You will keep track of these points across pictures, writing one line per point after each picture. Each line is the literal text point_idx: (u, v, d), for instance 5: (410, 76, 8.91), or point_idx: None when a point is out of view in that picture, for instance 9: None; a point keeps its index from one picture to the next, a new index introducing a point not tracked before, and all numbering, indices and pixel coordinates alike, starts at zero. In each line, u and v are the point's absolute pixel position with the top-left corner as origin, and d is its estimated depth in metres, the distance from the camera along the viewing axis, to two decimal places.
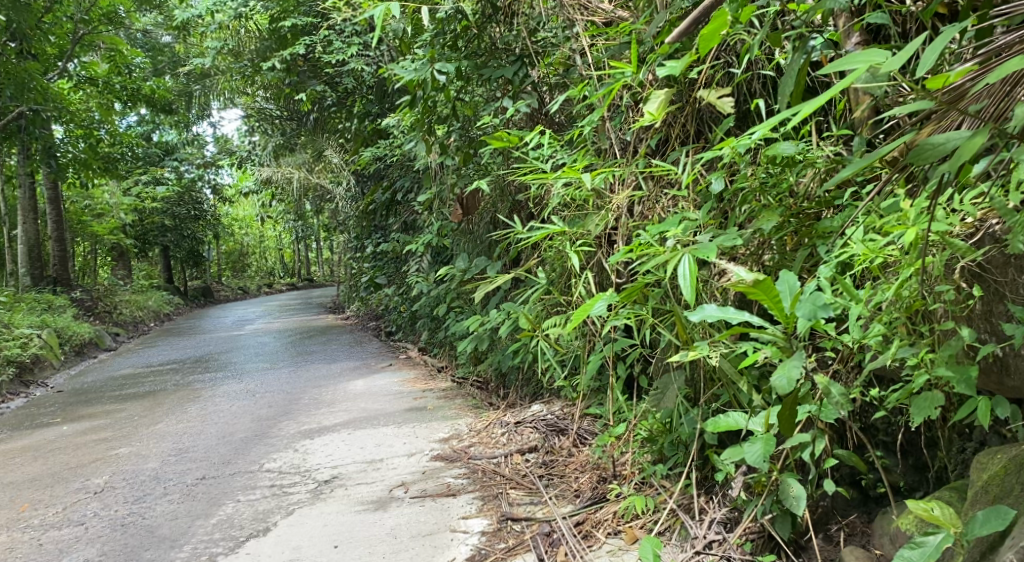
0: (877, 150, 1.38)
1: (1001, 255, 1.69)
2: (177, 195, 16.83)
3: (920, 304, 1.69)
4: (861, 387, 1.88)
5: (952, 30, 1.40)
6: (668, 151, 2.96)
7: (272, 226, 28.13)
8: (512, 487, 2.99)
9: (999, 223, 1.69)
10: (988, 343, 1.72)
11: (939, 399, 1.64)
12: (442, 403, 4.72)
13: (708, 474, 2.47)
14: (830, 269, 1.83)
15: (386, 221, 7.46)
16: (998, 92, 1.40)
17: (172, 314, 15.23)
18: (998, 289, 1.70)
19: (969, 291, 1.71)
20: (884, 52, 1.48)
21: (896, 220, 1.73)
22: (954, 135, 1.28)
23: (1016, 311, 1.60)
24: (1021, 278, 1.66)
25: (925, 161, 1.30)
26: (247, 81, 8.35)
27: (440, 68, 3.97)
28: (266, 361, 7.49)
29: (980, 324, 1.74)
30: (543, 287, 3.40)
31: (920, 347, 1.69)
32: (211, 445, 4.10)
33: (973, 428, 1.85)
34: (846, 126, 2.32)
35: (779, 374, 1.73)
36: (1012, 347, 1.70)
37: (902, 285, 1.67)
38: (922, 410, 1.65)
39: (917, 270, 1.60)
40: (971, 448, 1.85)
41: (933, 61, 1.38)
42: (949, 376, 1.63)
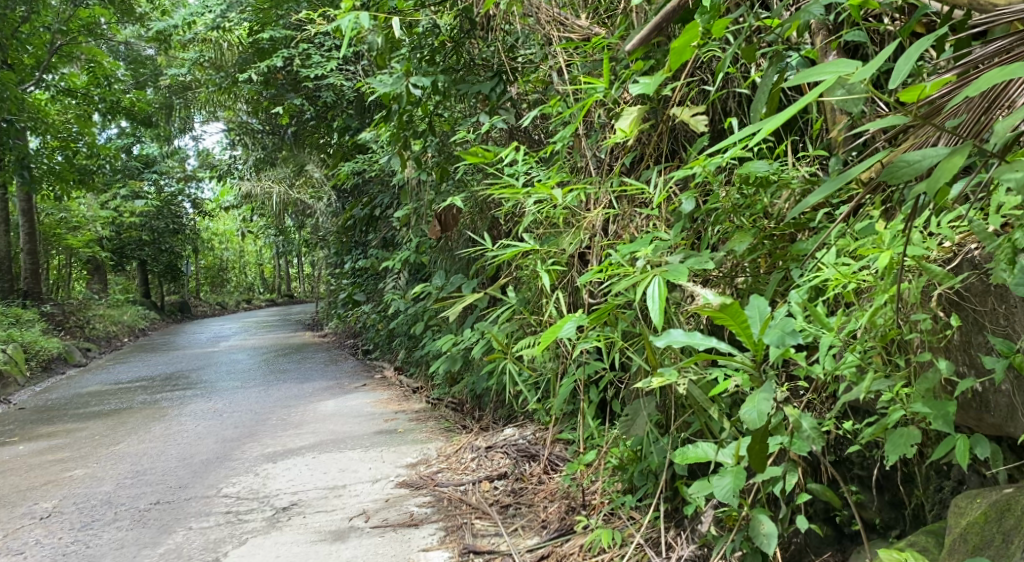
0: (850, 169, 1.30)
1: (980, 283, 1.60)
2: (156, 209, 16.63)
3: (895, 334, 1.59)
4: (835, 419, 1.79)
5: (929, 40, 1.31)
6: (642, 170, 2.87)
7: (254, 241, 27.89)
8: (477, 517, 2.87)
9: (979, 247, 1.60)
10: (966, 376, 1.63)
11: (915, 436, 1.54)
12: (413, 425, 4.58)
13: (678, 506, 2.37)
14: (802, 295, 1.74)
15: (364, 237, 7.33)
16: (977, 107, 1.33)
17: (147, 329, 14.98)
18: (977, 319, 1.60)
19: (946, 321, 1.62)
20: (854, 63, 1.39)
21: (871, 244, 1.65)
22: (930, 153, 1.20)
23: (996, 342, 1.51)
24: (1002, 308, 1.56)
25: (899, 180, 1.21)
26: (226, 94, 8.23)
27: (415, 82, 3.88)
28: (239, 379, 7.32)
29: (958, 355, 1.65)
30: (514, 307, 3.30)
31: (896, 380, 1.59)
32: (170, 467, 3.95)
33: (950, 466, 1.74)
34: (823, 146, 2.24)
35: (747, 406, 1.62)
36: (991, 382, 1.61)
37: (876, 312, 1.57)
38: (898, 447, 1.55)
39: (893, 298, 1.51)
40: (949, 488, 1.74)
41: (907, 73, 1.29)
42: (926, 412, 1.53)
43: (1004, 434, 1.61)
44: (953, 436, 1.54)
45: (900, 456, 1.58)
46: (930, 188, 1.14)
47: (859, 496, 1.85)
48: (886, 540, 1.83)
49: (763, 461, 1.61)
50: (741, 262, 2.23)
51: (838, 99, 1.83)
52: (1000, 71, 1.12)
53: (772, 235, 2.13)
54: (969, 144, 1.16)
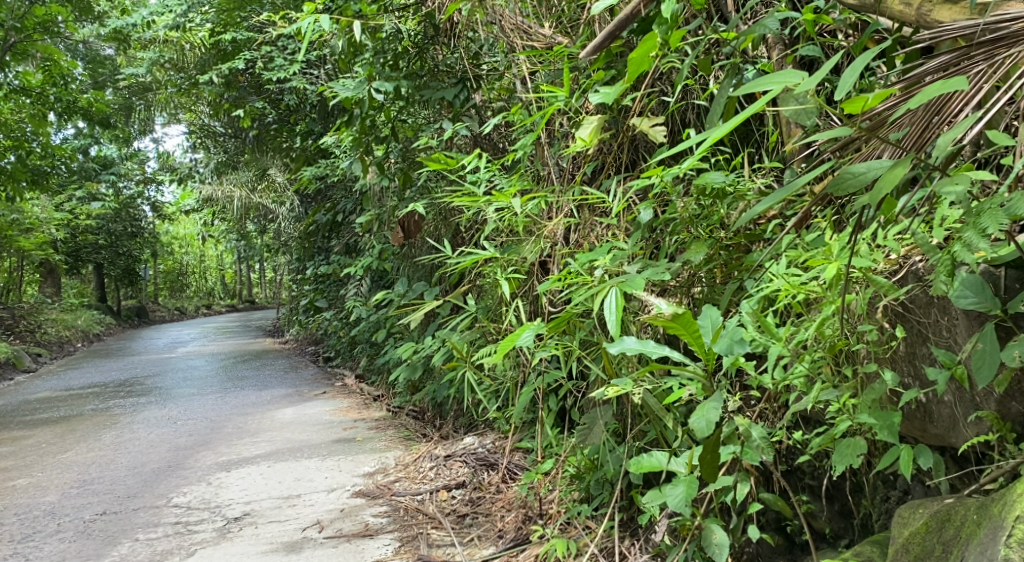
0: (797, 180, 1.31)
1: (924, 295, 1.62)
2: (113, 212, 16.33)
3: (842, 344, 1.61)
4: (785, 429, 1.80)
5: (871, 53, 1.32)
6: (603, 179, 2.87)
7: (215, 246, 27.48)
8: (433, 526, 2.85)
9: (923, 260, 1.62)
10: (910, 387, 1.65)
11: (861, 446, 1.55)
12: (372, 434, 4.53)
13: (633, 515, 2.38)
14: (753, 305, 1.75)
15: (326, 243, 7.25)
16: (922, 120, 1.33)
17: (103, 334, 14.67)
18: (922, 331, 1.63)
19: (892, 332, 1.65)
20: (801, 73, 1.41)
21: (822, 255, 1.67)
22: (874, 165, 1.21)
23: (939, 353, 1.52)
24: (944, 319, 1.58)
25: (846, 192, 1.22)
26: (186, 96, 8.11)
27: (378, 86, 3.91)
28: (196, 386, 7.18)
29: (903, 366, 1.67)
30: (474, 315, 3.28)
31: (843, 391, 1.60)
32: (118, 476, 3.86)
33: (897, 476, 1.75)
34: (778, 158, 2.27)
35: (697, 416, 1.63)
36: (935, 393, 1.64)
37: (823, 323, 1.58)
38: (844, 457, 1.56)
39: (839, 309, 1.52)
40: (895, 498, 1.75)
41: (852, 83, 1.31)
42: (871, 423, 1.55)
43: (946, 444, 1.64)
44: (897, 446, 1.56)
45: (846, 466, 1.59)
46: (874, 199, 1.15)
47: (807, 505, 1.86)
48: (835, 549, 1.84)
49: (714, 470, 1.62)
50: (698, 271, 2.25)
51: (791, 112, 1.86)
52: (941, 84, 1.14)
53: (727, 246, 2.16)
54: (912, 158, 1.17)
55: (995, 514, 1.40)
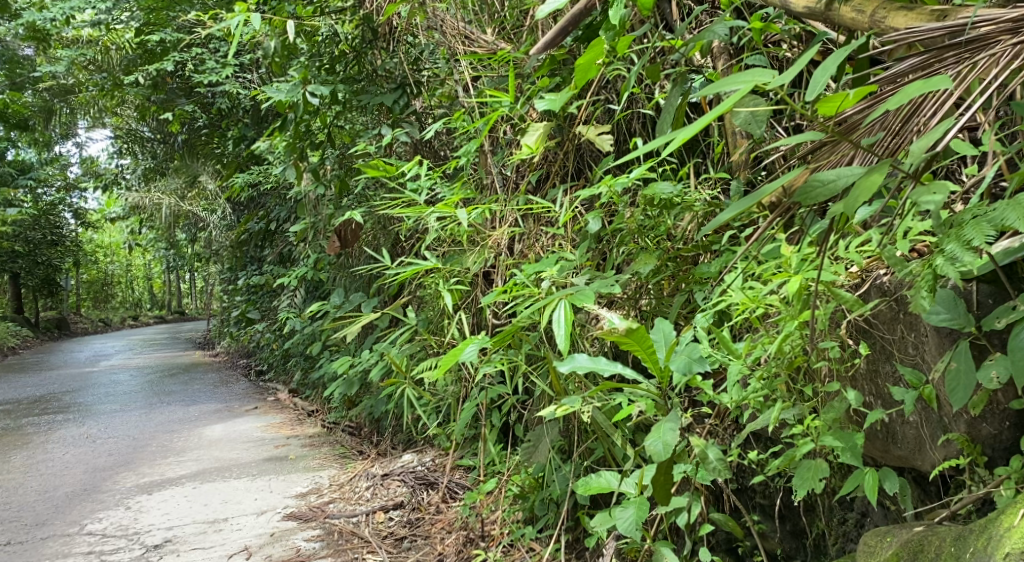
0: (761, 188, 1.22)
1: (889, 310, 1.59)
2: (32, 219, 15.64)
3: (802, 361, 1.56)
4: (738, 447, 1.75)
5: (846, 51, 1.24)
6: (548, 188, 2.79)
7: (142, 255, 26.60)
8: (369, 551, 2.72)
9: (887, 273, 1.59)
10: (874, 406, 1.62)
11: (823, 470, 1.49)
12: (306, 451, 4.36)
13: (580, 536, 2.32)
14: (708, 318, 1.69)
15: (259, 252, 7.02)
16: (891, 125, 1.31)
17: (20, 347, 13.99)
18: (886, 348, 1.59)
19: (855, 349, 1.61)
20: (771, 71, 1.24)
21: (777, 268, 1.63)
22: (846, 172, 1.15)
23: (905, 373, 1.49)
24: (911, 336, 1.55)
25: (815, 201, 1.16)
26: (110, 99, 7.78)
27: (313, 90, 3.77)
28: (118, 402, 6.86)
29: (865, 385, 1.64)
30: (414, 327, 3.16)
31: (803, 409, 1.55)
32: (29, 503, 3.62)
33: (854, 498, 1.70)
34: (725, 169, 2.25)
35: (653, 438, 1.55)
36: (899, 413, 1.61)
37: (785, 340, 1.51)
38: (805, 481, 1.50)
39: (802, 324, 1.45)
40: (852, 520, 1.70)
41: (824, 83, 1.22)
42: (834, 445, 1.49)
43: (911, 466, 1.62)
44: (861, 470, 1.50)
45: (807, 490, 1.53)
46: (848, 208, 1.08)
47: (760, 526, 1.82)
48: None
49: (665, 492, 1.56)
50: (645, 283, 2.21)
51: (742, 123, 1.83)
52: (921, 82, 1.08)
53: (674, 258, 2.13)
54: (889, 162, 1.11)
55: (978, 548, 1.32)
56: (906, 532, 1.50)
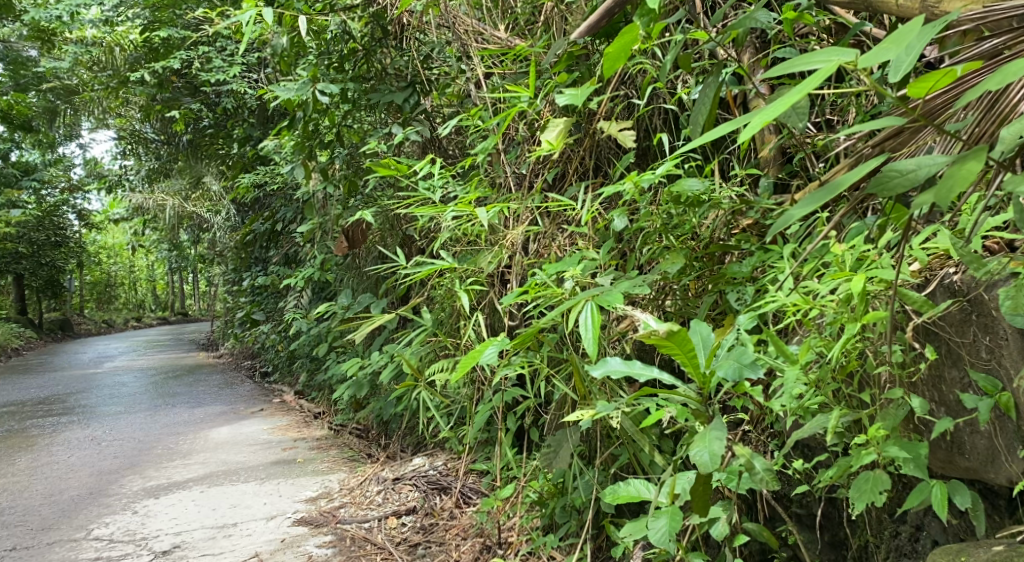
0: (835, 181, 1.09)
1: (960, 312, 1.53)
2: (36, 220, 15.62)
3: (855, 365, 1.52)
4: (782, 456, 1.69)
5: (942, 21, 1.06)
6: (566, 186, 2.71)
7: (146, 256, 26.58)
8: (383, 558, 2.66)
9: (957, 272, 1.56)
10: (937, 413, 1.57)
11: (884, 481, 1.43)
12: (314, 454, 4.29)
13: (602, 544, 2.26)
14: (750, 321, 1.63)
15: (265, 253, 6.95)
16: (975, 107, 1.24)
17: (23, 348, 13.96)
18: (955, 351, 1.54)
19: (921, 353, 1.55)
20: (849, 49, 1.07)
21: (831, 272, 1.59)
22: (926, 161, 1.10)
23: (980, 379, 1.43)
24: (986, 339, 1.49)
25: (891, 191, 1.12)
26: (115, 99, 7.73)
27: (323, 88, 3.69)
28: (123, 403, 6.79)
29: (927, 391, 1.58)
30: (429, 329, 3.08)
31: (861, 416, 1.49)
32: (35, 507, 3.60)
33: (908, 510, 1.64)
34: (751, 164, 2.18)
35: (699, 447, 1.48)
36: (968, 422, 1.54)
37: (848, 342, 1.45)
38: (864, 494, 1.44)
39: (869, 325, 1.40)
40: (906, 533, 1.64)
41: (912, 64, 1.07)
42: (900, 456, 1.43)
43: (979, 477, 1.54)
44: (929, 483, 1.44)
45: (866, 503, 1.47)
46: (941, 198, 1.03)
47: (800, 537, 1.75)
48: None
49: (705, 503, 1.50)
50: (670, 283, 2.13)
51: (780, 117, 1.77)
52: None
53: (700, 257, 2.06)
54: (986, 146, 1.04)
55: None
56: (982, 552, 1.44)
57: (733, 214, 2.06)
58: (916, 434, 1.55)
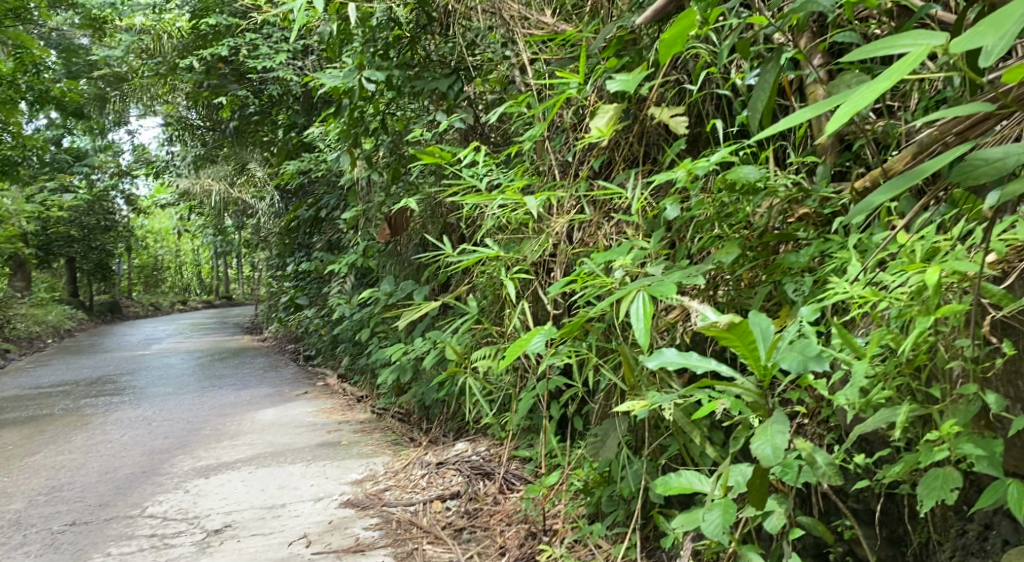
0: (918, 169, 1.10)
1: None
2: (87, 204, 16.00)
3: (925, 359, 1.51)
4: (843, 452, 1.68)
5: None
6: (613, 174, 2.65)
7: (191, 240, 27.04)
8: (428, 541, 2.67)
9: None
10: (1014, 410, 1.52)
11: (955, 480, 1.43)
12: (358, 437, 4.33)
13: (651, 533, 2.26)
14: (813, 313, 1.61)
15: (309, 239, 7.02)
16: None
17: (75, 329, 14.35)
18: None
19: (997, 348, 1.51)
20: (941, 32, 1.08)
21: (899, 263, 1.56)
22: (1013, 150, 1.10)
23: None
24: None
25: (977, 180, 1.12)
26: (163, 87, 7.87)
27: (369, 76, 3.67)
28: (171, 385, 6.94)
29: (1001, 387, 1.54)
30: (473, 317, 3.05)
31: (931, 410, 1.48)
32: (91, 483, 3.71)
33: (975, 508, 1.60)
34: (807, 152, 2.11)
35: (760, 441, 1.51)
36: None
37: (921, 334, 1.43)
38: (934, 492, 1.44)
39: (946, 318, 1.38)
40: (974, 532, 1.60)
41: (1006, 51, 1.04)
42: (974, 455, 1.41)
43: None
44: (1002, 482, 1.42)
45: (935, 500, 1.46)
46: None
47: (859, 532, 1.73)
48: None
49: (762, 496, 1.56)
50: (722, 274, 2.08)
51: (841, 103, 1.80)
52: None
53: (754, 247, 2.02)
54: None
55: None
56: None
57: (790, 203, 2.00)
58: (989, 431, 1.51)
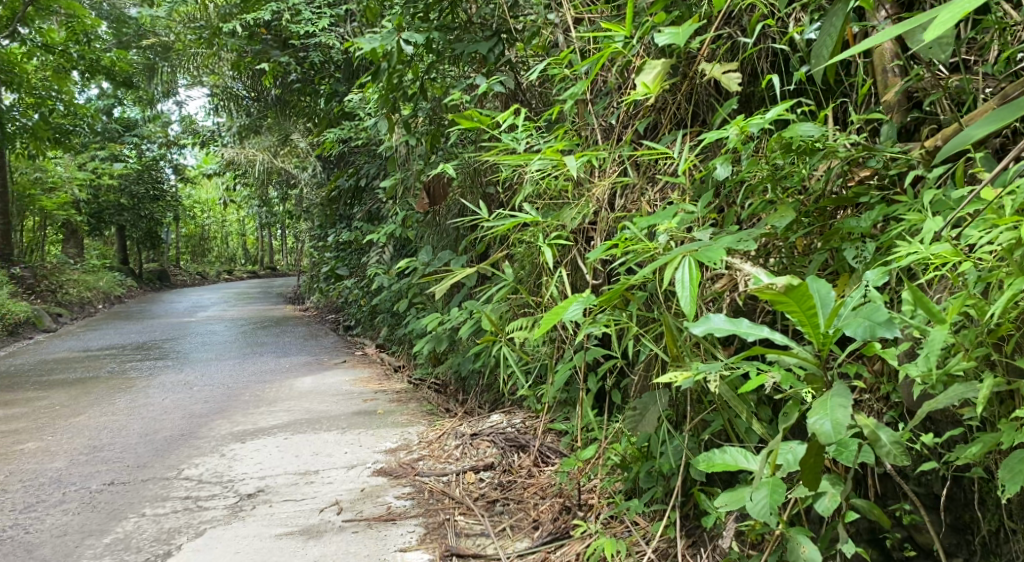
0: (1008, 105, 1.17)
1: None
2: (136, 173, 16.24)
3: (1009, 329, 1.43)
4: (908, 429, 1.61)
5: None
6: (659, 136, 2.52)
7: (236, 211, 27.37)
8: (460, 513, 2.61)
9: None
10: None
11: None
12: (394, 407, 4.29)
13: (689, 513, 2.14)
14: (881, 276, 1.55)
15: (349, 209, 6.99)
16: None
17: (125, 296, 14.62)
18: None
19: None
20: None
21: (983, 221, 1.49)
22: None
23: None
24: None
25: None
26: (209, 55, 7.89)
27: (407, 37, 3.53)
28: (213, 351, 7.01)
29: None
30: (510, 285, 2.96)
31: (1015, 384, 1.42)
32: (131, 444, 3.74)
33: None
34: (870, 111, 1.96)
35: (819, 415, 1.44)
36: None
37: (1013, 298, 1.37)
38: (1017, 474, 1.38)
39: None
40: None
41: None
42: None
43: None
44: None
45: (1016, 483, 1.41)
46: None
47: (922, 517, 1.63)
48: None
49: (815, 475, 1.49)
50: (774, 240, 1.96)
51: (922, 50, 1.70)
52: None
53: (810, 212, 1.90)
54: None
55: None
56: None
57: (850, 164, 1.87)
58: None
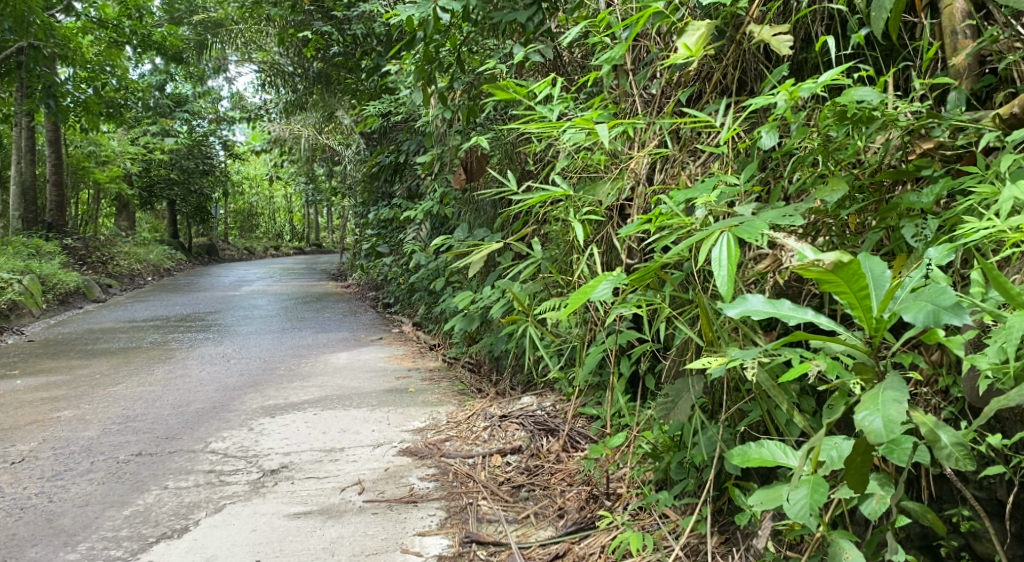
0: None
1: None
2: (187, 148, 16.39)
3: None
4: (971, 426, 1.47)
5: None
6: (701, 106, 2.36)
7: (284, 188, 27.59)
8: (484, 497, 2.51)
9: None
10: None
11: None
12: (426, 385, 4.21)
13: (723, 508, 2.01)
14: (948, 256, 1.44)
15: (390, 185, 6.91)
16: None
17: (175, 269, 14.82)
18: None
19: None
20: None
21: None
22: None
23: None
24: None
25: None
26: (255, 29, 7.86)
27: (444, 4, 3.31)
28: (254, 325, 7.03)
29: None
30: (542, 262, 2.83)
31: None
32: (162, 415, 3.73)
33: None
34: (936, 77, 1.79)
35: (870, 411, 1.32)
36: None
37: None
38: None
39: None
40: None
41: None
42: None
43: None
44: None
45: None
46: None
47: (981, 524, 1.49)
48: None
49: (861, 477, 1.38)
50: (824, 217, 1.79)
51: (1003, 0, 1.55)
52: None
53: (863, 187, 1.75)
54: None
55: None
56: None
57: (912, 135, 1.71)
58: None
